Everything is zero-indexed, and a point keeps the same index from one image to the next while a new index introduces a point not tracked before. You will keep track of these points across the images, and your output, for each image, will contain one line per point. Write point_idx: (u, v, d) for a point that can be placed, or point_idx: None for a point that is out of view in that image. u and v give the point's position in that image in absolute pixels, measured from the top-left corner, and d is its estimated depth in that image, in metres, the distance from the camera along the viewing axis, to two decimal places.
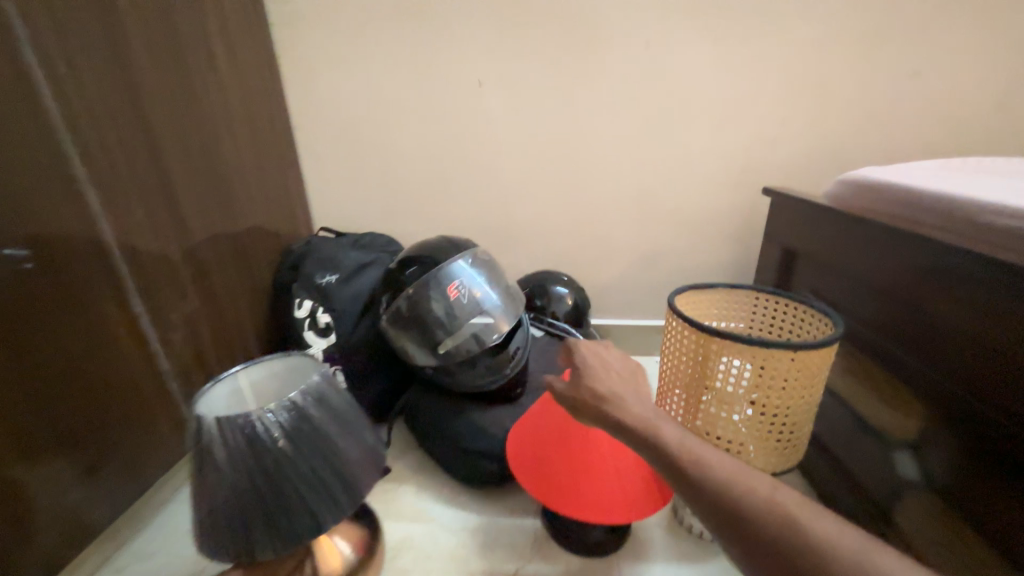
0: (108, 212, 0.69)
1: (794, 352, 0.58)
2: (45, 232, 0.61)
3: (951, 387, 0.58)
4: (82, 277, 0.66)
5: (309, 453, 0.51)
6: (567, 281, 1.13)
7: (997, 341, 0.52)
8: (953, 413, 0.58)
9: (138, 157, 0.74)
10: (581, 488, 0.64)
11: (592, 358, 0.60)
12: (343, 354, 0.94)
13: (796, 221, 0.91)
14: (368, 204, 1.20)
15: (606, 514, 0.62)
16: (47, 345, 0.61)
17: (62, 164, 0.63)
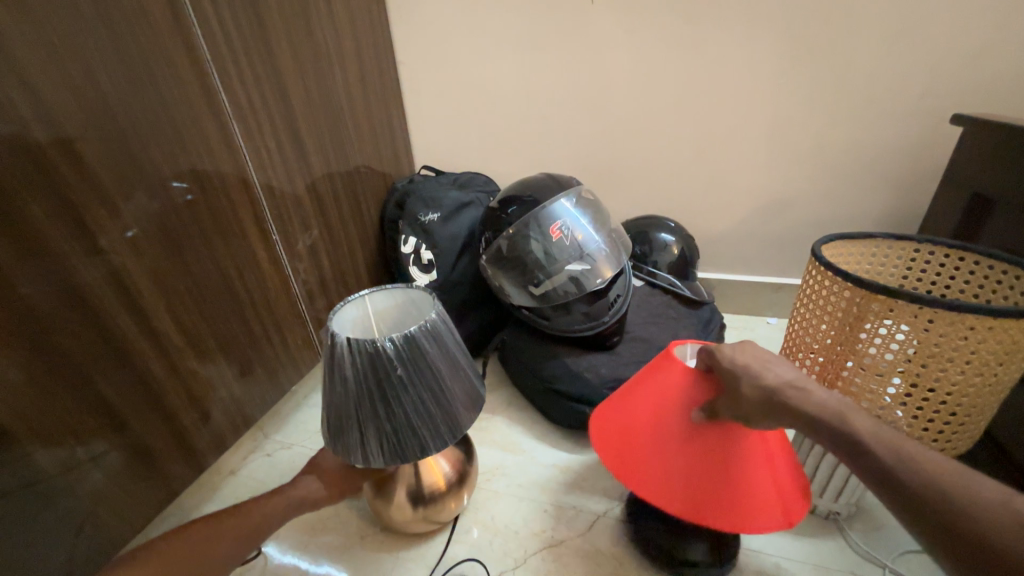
0: (249, 149, 0.76)
1: (994, 321, 0.46)
2: (203, 164, 0.69)
3: None
4: (232, 207, 0.74)
5: (419, 378, 0.54)
6: (673, 228, 1.03)
7: None
8: None
9: (270, 95, 0.79)
10: (681, 483, 0.53)
11: (750, 358, 0.49)
12: (444, 290, 0.98)
13: (996, 156, 0.70)
14: (466, 143, 1.19)
15: (710, 519, 0.52)
16: (210, 264, 0.71)
17: (212, 102, 0.70)
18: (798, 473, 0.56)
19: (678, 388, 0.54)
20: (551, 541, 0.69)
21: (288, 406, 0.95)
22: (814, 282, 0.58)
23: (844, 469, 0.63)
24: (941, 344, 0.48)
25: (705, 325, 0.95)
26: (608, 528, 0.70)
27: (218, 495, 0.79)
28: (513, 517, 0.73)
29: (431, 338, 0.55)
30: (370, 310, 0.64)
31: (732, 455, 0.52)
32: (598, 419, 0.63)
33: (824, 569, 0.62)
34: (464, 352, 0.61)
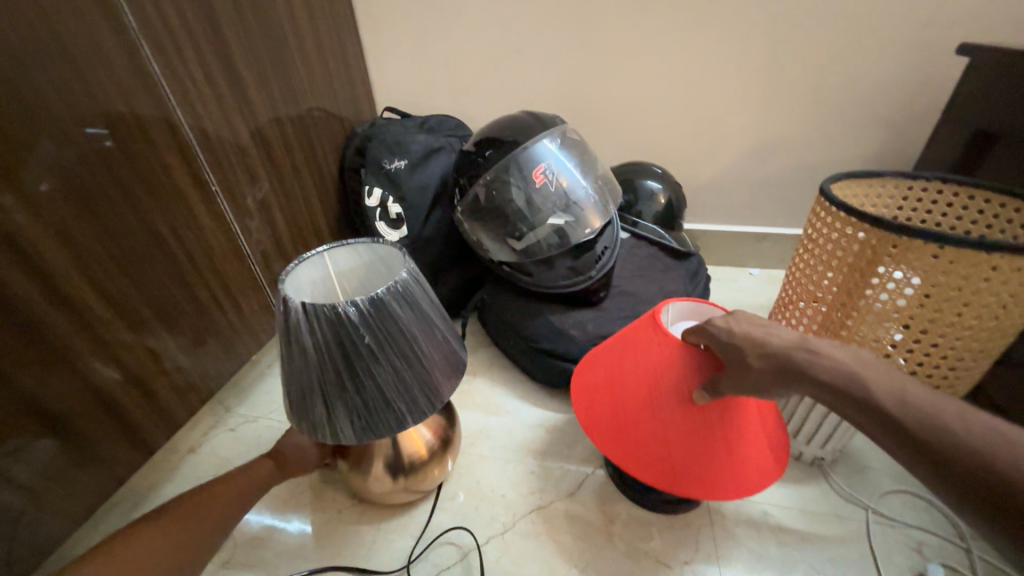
0: (171, 82, 0.63)
1: (1013, 261, 0.43)
2: (113, 101, 0.56)
3: None
4: (157, 155, 0.62)
5: (391, 347, 0.48)
6: (660, 175, 0.98)
7: None
8: None
9: (193, 15, 0.65)
10: (683, 459, 0.50)
11: (746, 326, 0.46)
12: (415, 247, 0.90)
13: (1005, 91, 0.66)
14: (434, 81, 1.06)
15: (716, 492, 0.49)
16: (138, 224, 0.61)
17: (117, 21, 0.56)
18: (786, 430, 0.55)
19: (669, 360, 0.50)
20: (539, 503, 0.67)
21: (251, 377, 0.87)
22: (820, 226, 0.53)
23: (834, 418, 0.62)
24: (958, 287, 0.45)
25: (692, 276, 0.91)
26: (597, 486, 0.68)
27: (177, 475, 0.73)
28: (499, 481, 0.70)
29: (403, 302, 0.48)
30: (330, 269, 0.56)
31: (732, 423, 0.49)
32: (585, 387, 0.59)
33: (811, 513, 0.63)
34: (441, 316, 0.54)
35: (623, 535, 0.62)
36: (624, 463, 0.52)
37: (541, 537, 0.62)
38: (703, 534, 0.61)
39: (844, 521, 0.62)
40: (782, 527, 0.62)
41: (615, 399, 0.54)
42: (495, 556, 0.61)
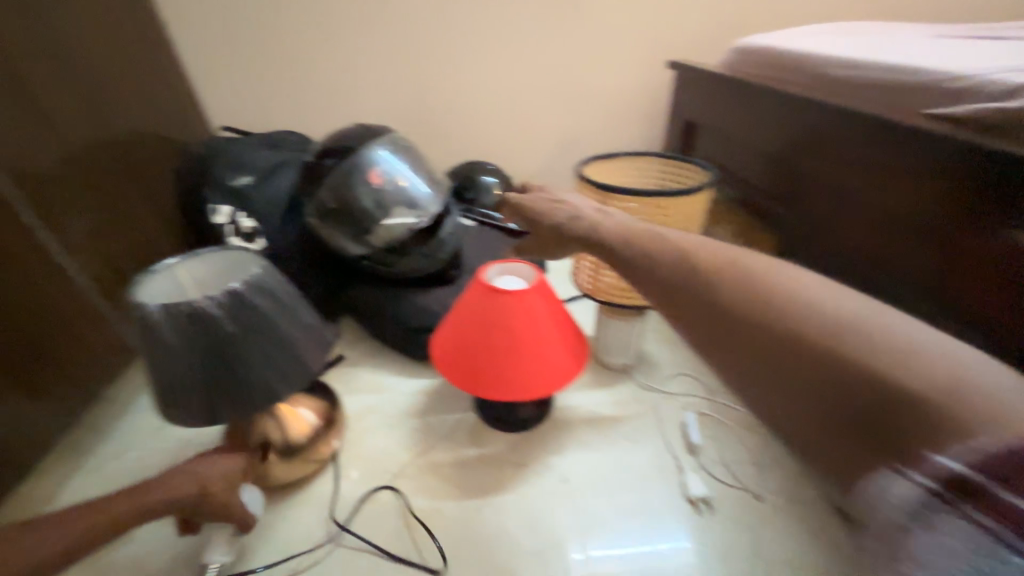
0: None
1: (675, 202, 0.69)
2: None
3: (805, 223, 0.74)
4: None
5: (255, 331, 0.56)
6: (493, 171, 1.17)
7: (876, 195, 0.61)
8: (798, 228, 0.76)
9: None
10: (512, 374, 0.67)
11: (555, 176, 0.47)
12: (275, 257, 0.94)
13: (693, 93, 0.99)
14: (270, 98, 1.12)
15: (539, 391, 0.67)
16: None
17: None
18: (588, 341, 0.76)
19: (492, 304, 0.68)
20: (424, 449, 0.79)
21: (104, 419, 0.82)
22: (578, 194, 0.76)
23: (624, 328, 0.87)
24: (657, 224, 0.70)
25: None
26: (472, 425, 0.83)
27: None
28: (387, 441, 0.81)
29: (261, 293, 0.57)
30: (184, 279, 0.61)
31: (540, 340, 0.68)
32: (440, 342, 0.74)
33: (620, 400, 0.87)
34: (303, 303, 0.63)
35: (495, 454, 0.78)
36: (470, 387, 0.68)
37: (428, 473, 0.75)
38: (551, 436, 0.81)
39: (641, 399, 0.87)
40: (604, 417, 0.84)
41: (461, 344, 0.70)
42: (389, 498, 0.72)
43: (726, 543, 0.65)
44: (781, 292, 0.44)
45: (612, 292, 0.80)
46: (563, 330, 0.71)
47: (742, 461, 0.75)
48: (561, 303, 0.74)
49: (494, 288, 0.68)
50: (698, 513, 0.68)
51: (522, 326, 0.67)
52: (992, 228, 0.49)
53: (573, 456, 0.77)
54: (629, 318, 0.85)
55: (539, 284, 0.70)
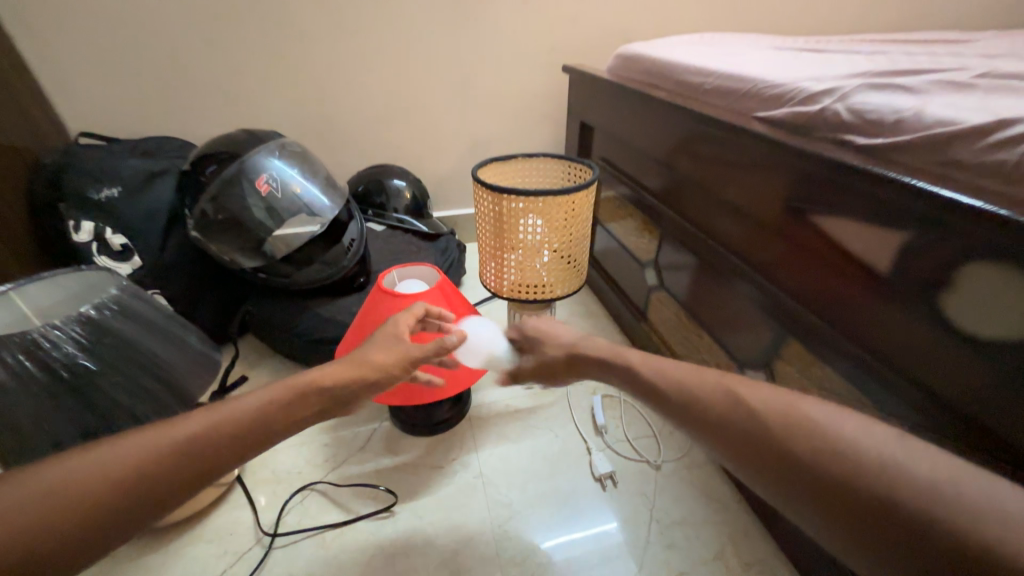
0: None
1: (564, 200, 0.72)
2: None
3: (752, 234, 0.62)
4: None
5: (118, 360, 0.51)
6: (402, 174, 1.16)
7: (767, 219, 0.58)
8: (704, 244, 0.74)
9: None
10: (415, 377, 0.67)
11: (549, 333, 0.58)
12: (157, 275, 0.86)
13: (586, 98, 1.05)
14: (143, 101, 1.01)
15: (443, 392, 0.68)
16: None
17: None
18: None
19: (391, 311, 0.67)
20: (334, 465, 0.77)
21: None
22: (477, 196, 0.77)
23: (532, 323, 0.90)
24: (549, 221, 0.74)
25: (442, 252, 1.11)
26: (386, 434, 0.82)
27: None
28: (296, 462, 0.78)
29: (123, 316, 0.52)
30: (22, 306, 0.53)
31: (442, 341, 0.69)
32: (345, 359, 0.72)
33: (534, 391, 0.90)
34: (178, 325, 0.59)
35: (409, 460, 0.78)
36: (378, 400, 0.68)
37: (339, 487, 0.73)
38: (467, 435, 0.82)
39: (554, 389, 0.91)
40: (518, 409, 0.87)
41: None
42: (296, 520, 0.69)
43: (628, 513, 0.70)
44: (821, 421, 0.32)
45: (517, 290, 0.81)
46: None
47: (643, 436, 0.82)
48: (463, 305, 0.75)
49: (391, 292, 0.68)
50: (603, 490, 0.73)
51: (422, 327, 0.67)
52: (806, 213, 0.52)
53: (487, 453, 0.78)
54: (537, 312, 0.88)
55: (437, 286, 0.71)
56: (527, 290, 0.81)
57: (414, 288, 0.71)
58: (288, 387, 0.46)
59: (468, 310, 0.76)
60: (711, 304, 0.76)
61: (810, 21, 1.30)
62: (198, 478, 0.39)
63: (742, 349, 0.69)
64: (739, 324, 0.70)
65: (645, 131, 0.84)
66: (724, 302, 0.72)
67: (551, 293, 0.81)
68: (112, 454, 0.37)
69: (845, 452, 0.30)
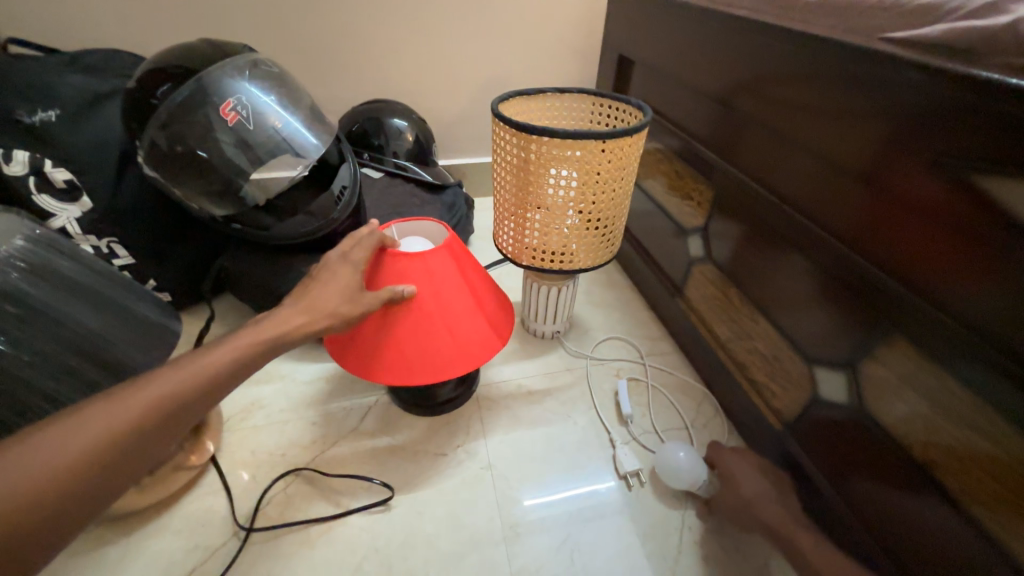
0: None
1: (604, 147, 0.58)
2: None
3: (850, 199, 0.49)
4: None
5: (22, 325, 0.45)
6: (404, 112, 0.99)
7: (880, 178, 0.45)
8: (771, 212, 0.60)
9: None
10: (414, 353, 0.56)
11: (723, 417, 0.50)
12: (111, 221, 0.72)
13: (629, 24, 0.86)
14: (88, 4, 0.83)
15: (445, 372, 0.57)
16: None
17: None
18: (510, 311, 0.66)
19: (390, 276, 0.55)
20: (322, 447, 0.68)
21: None
22: (497, 138, 0.62)
23: (553, 295, 0.78)
24: (584, 172, 0.60)
25: (449, 207, 0.97)
26: (382, 414, 0.72)
27: None
28: (277, 442, 0.68)
29: (30, 276, 0.47)
30: None
31: (447, 310, 0.57)
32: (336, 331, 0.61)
33: (551, 371, 0.80)
34: (104, 286, 0.53)
35: (408, 445, 0.68)
36: (373, 380, 0.56)
37: (326, 475, 0.64)
38: (474, 420, 0.72)
39: (573, 369, 0.80)
40: (533, 390, 0.76)
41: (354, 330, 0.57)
42: (277, 512, 0.60)
43: (656, 519, 0.61)
44: None
45: (537, 257, 0.68)
46: (476, 297, 0.60)
47: (673, 428, 0.72)
48: (476, 268, 0.63)
49: (389, 249, 0.55)
50: (628, 489, 0.64)
51: (423, 292, 0.55)
52: (962, 175, 0.39)
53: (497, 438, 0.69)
54: (559, 283, 0.76)
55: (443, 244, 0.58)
56: (549, 257, 0.68)
57: (417, 245, 0.59)
58: (102, 405, 0.37)
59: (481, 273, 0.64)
60: (770, 285, 0.64)
61: None
62: (153, 448, 0.39)
63: (812, 340, 0.58)
64: (806, 311, 0.58)
65: (706, 64, 0.68)
66: (789, 283, 0.60)
67: (577, 262, 0.68)
68: (45, 443, 0.34)
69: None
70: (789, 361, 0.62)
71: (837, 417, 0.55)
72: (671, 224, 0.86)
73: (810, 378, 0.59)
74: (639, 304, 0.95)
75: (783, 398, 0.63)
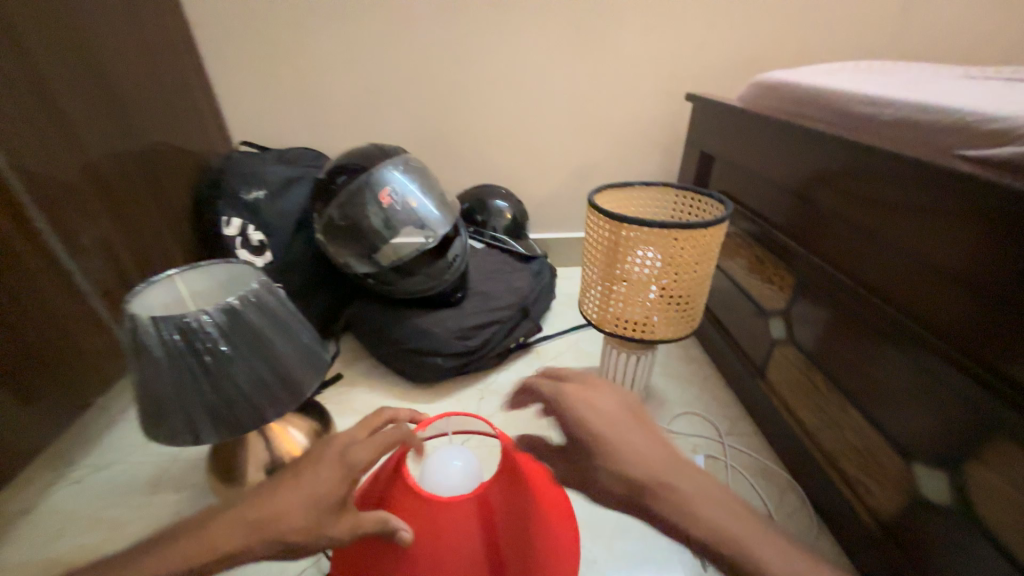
0: None
1: (688, 235, 0.66)
2: None
3: (940, 296, 0.51)
4: None
5: (243, 349, 0.54)
6: (505, 194, 1.16)
7: (968, 277, 0.47)
8: (858, 303, 0.62)
9: (11, 63, 0.65)
10: None
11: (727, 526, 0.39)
12: (281, 271, 0.93)
13: (710, 127, 0.98)
14: (290, 117, 1.14)
15: None
16: None
17: None
18: None
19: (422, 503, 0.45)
20: None
21: (97, 426, 0.82)
22: (592, 223, 0.74)
23: (631, 364, 0.83)
24: (668, 255, 0.68)
25: (536, 275, 1.09)
26: None
27: (7, 541, 0.66)
28: None
29: (257, 311, 0.56)
30: (181, 290, 0.61)
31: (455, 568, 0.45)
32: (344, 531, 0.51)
33: None
34: (297, 323, 0.61)
35: None
36: None
37: None
38: None
39: None
40: None
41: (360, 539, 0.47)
42: None
43: None
44: None
45: (619, 326, 0.76)
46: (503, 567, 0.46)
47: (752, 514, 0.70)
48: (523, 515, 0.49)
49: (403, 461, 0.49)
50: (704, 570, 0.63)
51: (446, 533, 0.44)
52: None
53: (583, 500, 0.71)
54: (638, 351, 0.81)
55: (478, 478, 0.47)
56: (631, 328, 0.75)
57: (452, 457, 0.51)
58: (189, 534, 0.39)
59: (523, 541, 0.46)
60: (858, 375, 0.64)
61: (988, 46, 1.11)
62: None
63: (908, 433, 0.56)
64: (900, 404, 0.57)
65: (784, 164, 0.75)
66: (878, 373, 0.60)
67: (656, 335, 0.74)
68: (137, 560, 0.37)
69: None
70: (882, 454, 0.60)
71: (942, 521, 0.52)
72: (753, 307, 0.88)
73: (907, 474, 0.56)
74: (717, 382, 0.95)
75: (879, 496, 0.60)
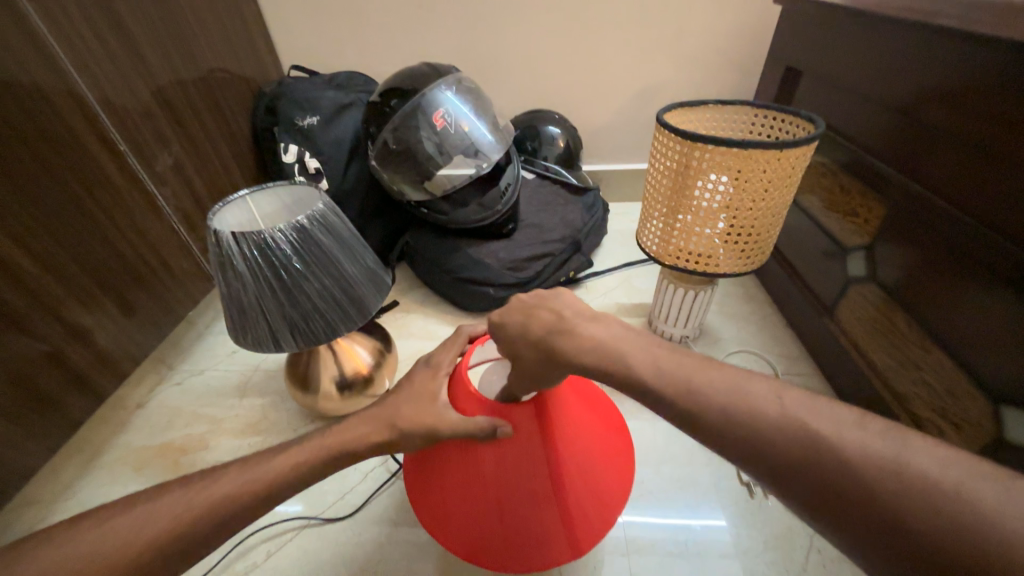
0: (73, 54, 0.64)
1: (767, 158, 0.60)
2: (13, 72, 0.57)
3: None
4: (65, 130, 0.63)
5: (314, 265, 0.56)
6: (558, 120, 1.10)
7: None
8: (962, 235, 0.55)
9: None
10: (458, 513, 0.47)
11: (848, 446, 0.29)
12: (338, 199, 0.96)
13: (802, 36, 0.85)
14: (338, 38, 1.10)
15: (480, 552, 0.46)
16: (59, 192, 0.62)
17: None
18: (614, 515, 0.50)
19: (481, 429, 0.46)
20: None
21: (190, 337, 0.92)
22: (659, 145, 0.68)
23: (688, 299, 0.80)
24: (743, 181, 0.62)
25: (589, 208, 1.05)
26: None
27: (131, 426, 0.79)
28: None
29: (324, 230, 0.58)
30: (253, 211, 0.64)
31: (516, 491, 0.45)
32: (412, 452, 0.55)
33: None
34: (360, 244, 0.62)
35: None
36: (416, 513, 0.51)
37: None
38: None
39: None
40: None
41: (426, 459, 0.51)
42: None
43: (779, 532, 0.62)
44: None
45: (680, 258, 0.72)
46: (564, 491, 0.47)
47: None
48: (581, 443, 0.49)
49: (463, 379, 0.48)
50: (749, 497, 0.65)
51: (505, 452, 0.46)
52: None
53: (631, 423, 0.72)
54: (697, 286, 0.79)
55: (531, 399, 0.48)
56: (693, 261, 0.71)
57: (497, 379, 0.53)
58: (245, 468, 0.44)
59: (580, 448, 0.49)
60: (948, 314, 0.58)
61: None
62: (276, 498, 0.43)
63: (1001, 375, 0.52)
64: (995, 345, 0.52)
65: (892, 76, 0.64)
66: (975, 313, 0.55)
67: (720, 269, 0.70)
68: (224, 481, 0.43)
69: (898, 483, 0.26)
70: (965, 397, 0.56)
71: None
72: (829, 242, 0.81)
73: (992, 416, 0.53)
74: (777, 321, 0.92)
75: (953, 437, 0.58)
